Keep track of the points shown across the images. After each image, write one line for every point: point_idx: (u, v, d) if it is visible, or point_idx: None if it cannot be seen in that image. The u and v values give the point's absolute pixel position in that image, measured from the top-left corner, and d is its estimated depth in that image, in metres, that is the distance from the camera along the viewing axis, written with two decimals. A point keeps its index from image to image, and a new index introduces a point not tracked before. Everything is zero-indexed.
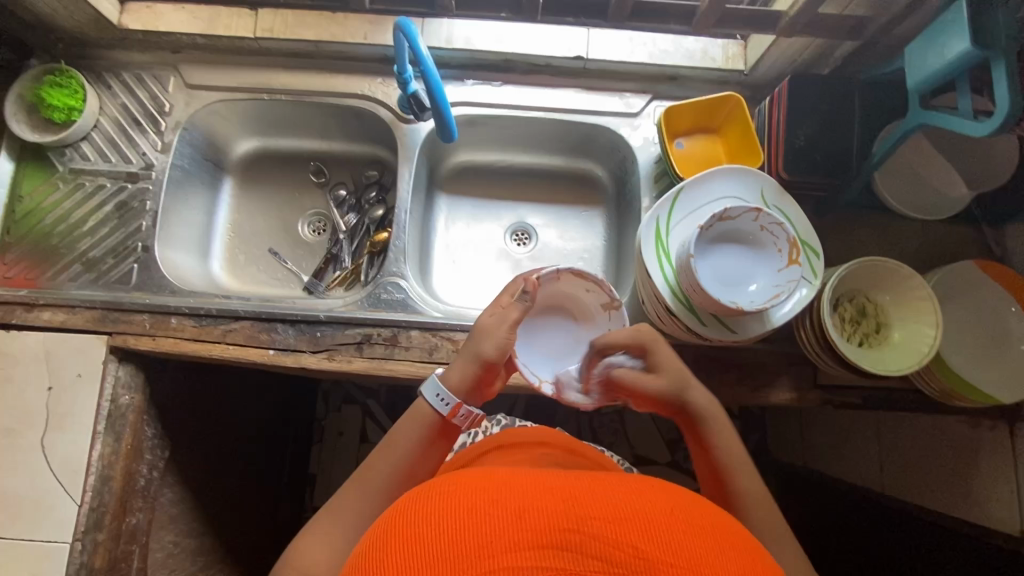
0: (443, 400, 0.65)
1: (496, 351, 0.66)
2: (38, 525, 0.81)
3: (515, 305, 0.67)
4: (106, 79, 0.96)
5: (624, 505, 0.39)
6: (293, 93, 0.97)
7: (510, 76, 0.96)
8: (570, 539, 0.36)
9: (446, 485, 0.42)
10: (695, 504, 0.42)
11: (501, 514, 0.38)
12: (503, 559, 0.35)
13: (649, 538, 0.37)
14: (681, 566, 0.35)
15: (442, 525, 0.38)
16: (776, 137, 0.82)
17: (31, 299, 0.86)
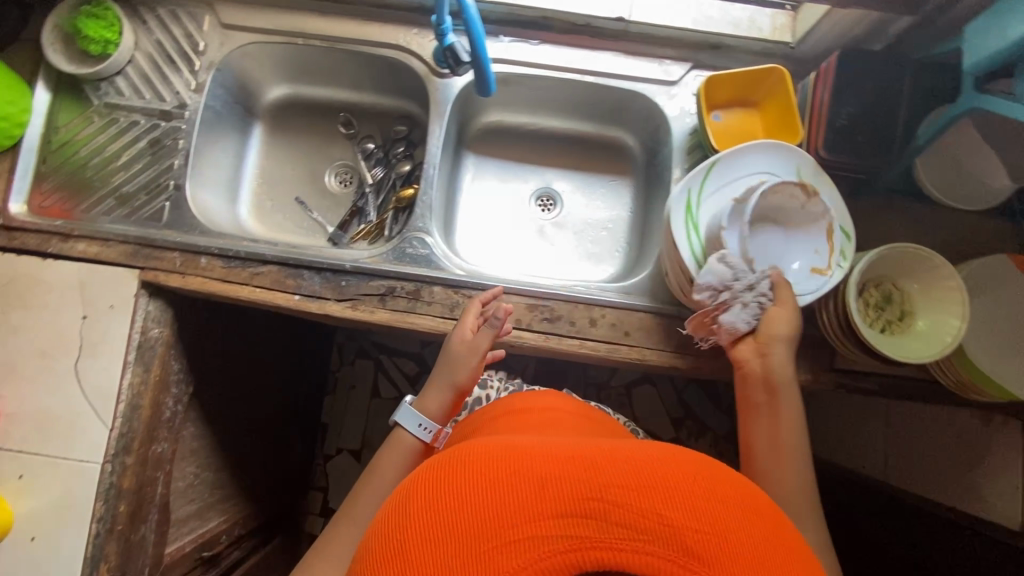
0: (426, 429, 0.81)
1: (468, 379, 0.82)
2: (70, 445, 0.85)
3: (483, 339, 0.81)
4: (141, 13, 0.95)
5: (642, 474, 0.44)
6: (327, 39, 0.95)
7: (549, 34, 0.93)
8: (592, 506, 0.42)
9: (472, 456, 0.49)
10: (710, 472, 0.47)
11: (527, 488, 0.43)
12: (529, 528, 0.41)
13: (668, 505, 0.42)
14: (698, 528, 0.41)
15: (473, 495, 0.44)
16: (818, 113, 0.80)
17: (67, 230, 0.89)
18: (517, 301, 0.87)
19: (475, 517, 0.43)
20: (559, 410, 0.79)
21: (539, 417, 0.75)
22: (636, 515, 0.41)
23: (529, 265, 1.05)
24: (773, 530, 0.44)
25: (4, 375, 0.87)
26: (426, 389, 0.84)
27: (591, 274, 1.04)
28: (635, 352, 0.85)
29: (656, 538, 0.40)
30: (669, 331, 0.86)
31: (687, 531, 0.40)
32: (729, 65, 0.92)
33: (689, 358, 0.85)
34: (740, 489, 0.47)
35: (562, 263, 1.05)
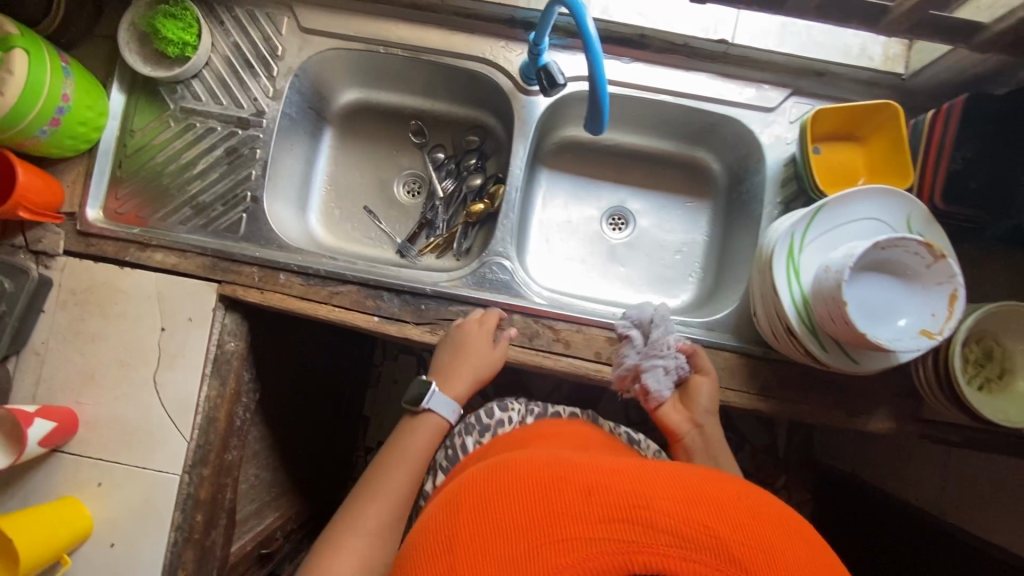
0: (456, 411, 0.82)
1: (489, 373, 0.83)
2: (150, 455, 0.86)
3: (503, 343, 0.83)
4: (218, 12, 0.92)
5: (687, 488, 0.43)
6: (409, 48, 0.92)
7: (643, 53, 0.89)
8: (639, 514, 0.40)
9: (511, 466, 0.48)
10: (755, 496, 0.45)
11: (572, 494, 0.42)
12: (573, 532, 0.40)
13: (716, 517, 0.40)
14: (750, 547, 0.39)
15: (516, 500, 0.43)
16: (934, 160, 0.76)
17: (145, 239, 0.88)
18: (598, 333, 0.85)
19: (520, 520, 0.42)
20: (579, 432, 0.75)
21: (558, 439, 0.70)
22: (682, 523, 0.39)
23: (599, 287, 1.02)
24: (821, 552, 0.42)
25: (83, 382, 0.87)
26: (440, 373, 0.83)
27: (663, 300, 1.01)
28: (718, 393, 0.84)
29: (702, 546, 0.38)
30: (752, 372, 0.85)
31: (732, 542, 0.39)
32: (832, 94, 0.87)
33: (770, 401, 0.84)
34: (789, 512, 0.44)
35: (633, 286, 1.03)
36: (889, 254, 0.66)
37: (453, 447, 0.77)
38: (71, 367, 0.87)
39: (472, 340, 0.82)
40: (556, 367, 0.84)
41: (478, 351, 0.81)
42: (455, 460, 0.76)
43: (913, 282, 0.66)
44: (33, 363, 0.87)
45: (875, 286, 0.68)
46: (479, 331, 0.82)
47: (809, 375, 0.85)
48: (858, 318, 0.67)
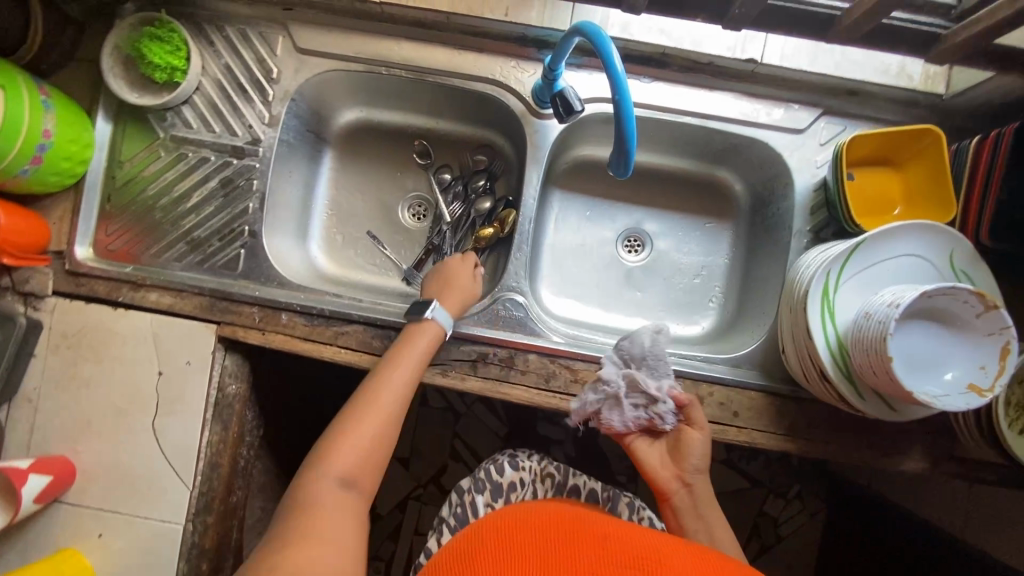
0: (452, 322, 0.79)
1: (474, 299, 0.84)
2: (152, 505, 0.83)
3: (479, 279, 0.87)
4: (208, 32, 0.86)
5: (681, 559, 0.54)
6: (413, 68, 0.86)
7: (664, 72, 0.83)
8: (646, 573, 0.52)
9: (545, 516, 0.64)
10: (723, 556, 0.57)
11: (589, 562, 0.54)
12: None
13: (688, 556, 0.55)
14: None
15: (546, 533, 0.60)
16: (980, 195, 0.71)
17: (138, 278, 0.84)
18: None
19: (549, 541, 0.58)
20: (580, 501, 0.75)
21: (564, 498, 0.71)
22: None
23: (616, 314, 0.98)
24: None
25: (79, 429, 0.83)
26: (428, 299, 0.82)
27: (684, 327, 0.97)
28: (744, 435, 0.80)
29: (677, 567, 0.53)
30: (780, 412, 0.81)
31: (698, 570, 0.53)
32: (867, 114, 0.82)
33: (799, 442, 0.80)
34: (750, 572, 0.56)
35: (652, 313, 0.98)
36: (939, 302, 0.62)
37: (463, 504, 0.74)
38: (66, 414, 0.83)
39: (455, 271, 0.85)
40: (573, 410, 0.80)
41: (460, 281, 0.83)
42: (463, 519, 0.74)
43: (962, 333, 0.63)
44: (26, 411, 0.83)
45: (921, 334, 0.64)
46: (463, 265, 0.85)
47: (840, 413, 0.81)
48: (903, 369, 0.63)
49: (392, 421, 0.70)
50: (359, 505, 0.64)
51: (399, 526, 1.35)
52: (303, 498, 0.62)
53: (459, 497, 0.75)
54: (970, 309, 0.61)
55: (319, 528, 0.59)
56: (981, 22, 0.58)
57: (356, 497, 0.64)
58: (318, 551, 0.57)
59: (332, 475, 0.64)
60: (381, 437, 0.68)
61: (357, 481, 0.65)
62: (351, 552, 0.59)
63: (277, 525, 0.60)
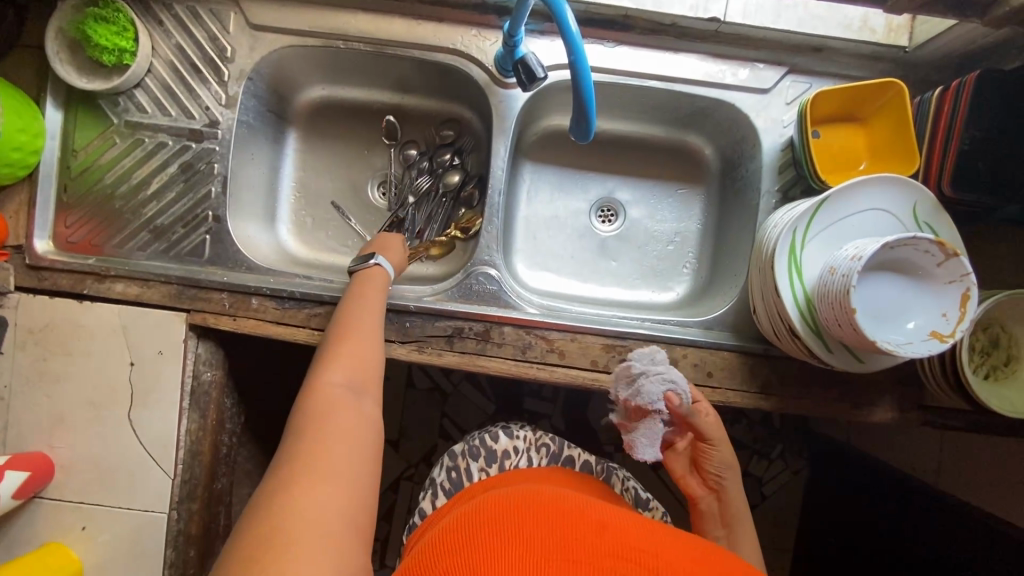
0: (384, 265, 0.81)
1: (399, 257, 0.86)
2: (133, 495, 0.82)
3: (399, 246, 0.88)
4: (156, 12, 0.83)
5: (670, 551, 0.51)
6: (372, 41, 0.84)
7: (628, 35, 0.82)
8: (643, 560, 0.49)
9: (545, 501, 0.57)
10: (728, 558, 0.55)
11: (588, 542, 0.50)
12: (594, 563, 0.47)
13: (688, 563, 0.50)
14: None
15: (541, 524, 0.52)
16: (940, 141, 0.72)
17: (102, 269, 0.82)
18: (593, 341, 0.82)
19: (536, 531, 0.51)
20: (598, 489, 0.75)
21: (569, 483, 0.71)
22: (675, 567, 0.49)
23: (592, 285, 0.98)
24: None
25: (53, 425, 0.82)
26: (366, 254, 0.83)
27: (658, 294, 0.97)
28: (719, 394, 0.81)
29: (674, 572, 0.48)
30: (753, 371, 0.82)
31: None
32: (831, 71, 0.82)
33: (773, 399, 0.82)
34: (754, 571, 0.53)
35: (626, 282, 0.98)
36: (900, 253, 0.63)
37: (457, 469, 0.75)
38: (39, 411, 0.82)
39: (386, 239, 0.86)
40: (550, 379, 0.81)
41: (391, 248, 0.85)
42: (458, 483, 0.75)
43: (922, 282, 0.64)
44: None
45: (883, 284, 0.65)
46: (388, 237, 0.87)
47: (814, 369, 0.83)
48: (866, 320, 0.64)
49: (377, 326, 0.73)
50: (367, 409, 0.62)
51: (392, 506, 1.36)
52: (309, 408, 0.59)
53: (453, 462, 0.76)
54: (931, 258, 0.61)
55: (332, 431, 0.57)
56: None
57: (363, 405, 0.62)
58: (339, 451, 0.55)
59: (336, 384, 0.63)
60: (369, 356, 0.68)
61: (361, 391, 0.64)
62: (368, 455, 0.57)
63: (286, 440, 0.57)
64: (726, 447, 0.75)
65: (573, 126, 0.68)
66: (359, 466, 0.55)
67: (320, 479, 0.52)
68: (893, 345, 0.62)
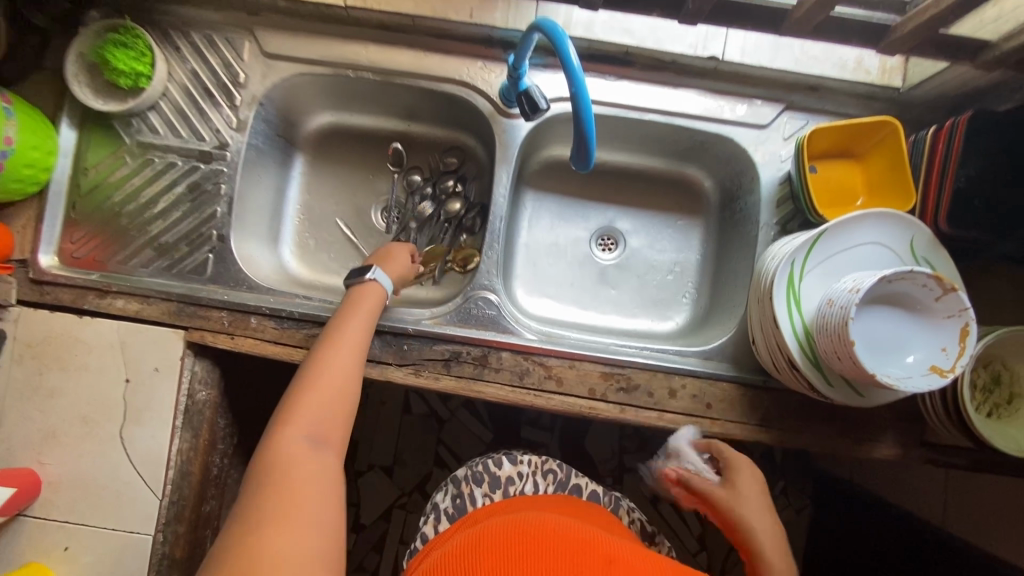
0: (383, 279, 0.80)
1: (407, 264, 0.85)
2: (119, 516, 0.81)
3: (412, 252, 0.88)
4: (173, 38, 0.86)
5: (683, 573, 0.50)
6: (382, 71, 0.87)
7: (629, 70, 0.85)
8: None
9: (545, 531, 0.53)
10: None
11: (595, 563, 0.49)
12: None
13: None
14: None
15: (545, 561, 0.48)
16: (936, 180, 0.73)
17: (104, 285, 0.83)
18: (591, 368, 0.81)
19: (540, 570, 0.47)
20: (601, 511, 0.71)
21: (570, 509, 0.68)
22: None
23: (591, 313, 0.98)
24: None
25: (44, 440, 0.81)
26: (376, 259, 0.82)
27: (657, 324, 0.97)
28: (718, 426, 0.80)
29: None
30: (752, 403, 0.81)
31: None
32: (828, 109, 0.83)
33: (773, 432, 0.81)
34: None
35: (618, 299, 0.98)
36: (898, 287, 0.63)
37: (461, 496, 0.73)
38: (31, 426, 0.81)
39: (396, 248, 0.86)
40: (548, 406, 0.80)
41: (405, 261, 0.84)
42: (463, 511, 0.73)
43: (921, 317, 0.64)
44: None
45: (883, 318, 0.65)
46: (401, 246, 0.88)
47: (815, 403, 0.82)
48: (865, 354, 0.64)
49: (354, 352, 0.69)
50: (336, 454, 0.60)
51: (382, 535, 1.33)
52: (275, 457, 0.57)
53: (457, 488, 0.74)
54: (929, 294, 0.62)
55: (297, 484, 0.55)
56: (926, 12, 0.60)
57: (328, 457, 0.59)
58: (301, 507, 0.53)
59: (305, 428, 0.60)
60: (343, 398, 0.64)
61: (325, 440, 0.61)
62: (333, 504, 0.55)
63: (251, 489, 0.55)
64: (756, 516, 0.69)
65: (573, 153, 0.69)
66: (324, 516, 0.53)
67: (273, 540, 0.50)
68: (894, 380, 0.61)
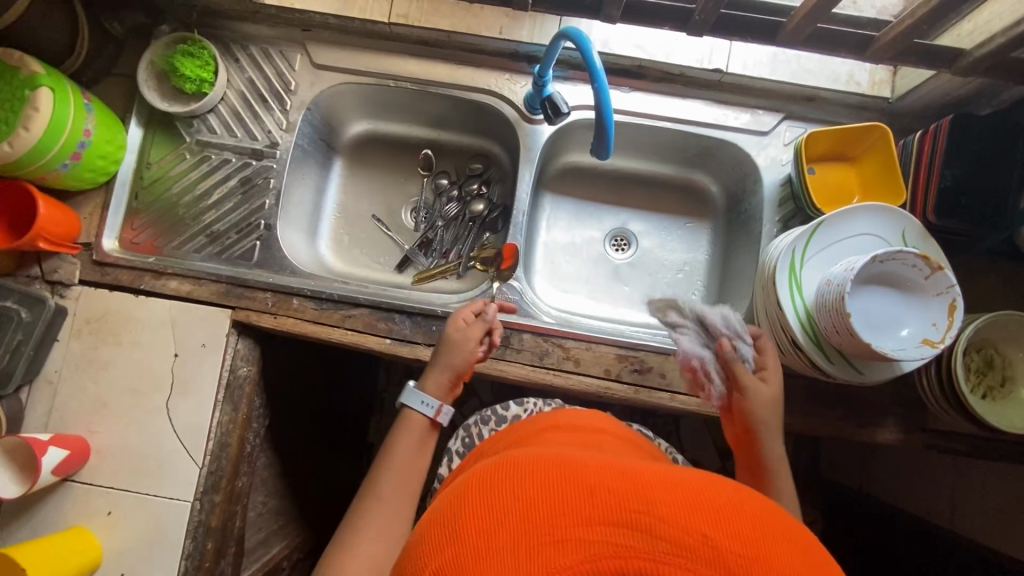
0: (427, 404, 0.73)
1: (465, 362, 0.75)
2: (161, 483, 0.86)
3: (478, 326, 0.77)
4: (233, 51, 0.96)
5: (690, 494, 0.39)
6: (418, 81, 0.96)
7: (641, 82, 0.94)
8: (637, 519, 0.36)
9: (523, 456, 0.44)
10: (774, 508, 0.41)
11: (574, 494, 0.38)
12: (576, 530, 0.36)
13: (721, 529, 0.36)
14: (748, 557, 0.35)
15: (515, 501, 0.39)
16: (925, 177, 0.80)
17: (160, 267, 0.90)
18: (607, 351, 0.87)
19: (509, 514, 0.38)
20: (612, 435, 0.65)
21: (576, 437, 0.61)
22: (680, 530, 0.36)
23: (605, 307, 1.04)
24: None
25: (95, 410, 0.87)
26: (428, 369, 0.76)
27: None
28: None
29: (701, 558, 0.34)
30: None
31: (733, 555, 0.35)
32: (823, 117, 0.92)
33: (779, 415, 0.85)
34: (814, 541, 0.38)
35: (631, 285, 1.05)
36: (891, 267, 0.69)
37: (470, 436, 0.80)
38: (84, 396, 0.87)
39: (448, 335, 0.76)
40: (566, 385, 0.86)
41: (459, 344, 0.75)
42: None
43: (911, 297, 0.70)
44: (45, 392, 0.87)
45: (879, 298, 0.71)
46: (453, 319, 0.78)
47: (818, 387, 0.86)
48: (863, 329, 0.70)
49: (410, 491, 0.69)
50: None
51: None
52: None
53: (466, 431, 0.81)
54: (919, 273, 0.68)
55: None
56: (904, 23, 0.68)
57: None
58: None
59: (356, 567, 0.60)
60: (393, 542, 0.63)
61: None
62: None
63: None
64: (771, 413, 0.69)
65: (592, 144, 0.77)
66: None
67: None
68: (889, 352, 0.67)
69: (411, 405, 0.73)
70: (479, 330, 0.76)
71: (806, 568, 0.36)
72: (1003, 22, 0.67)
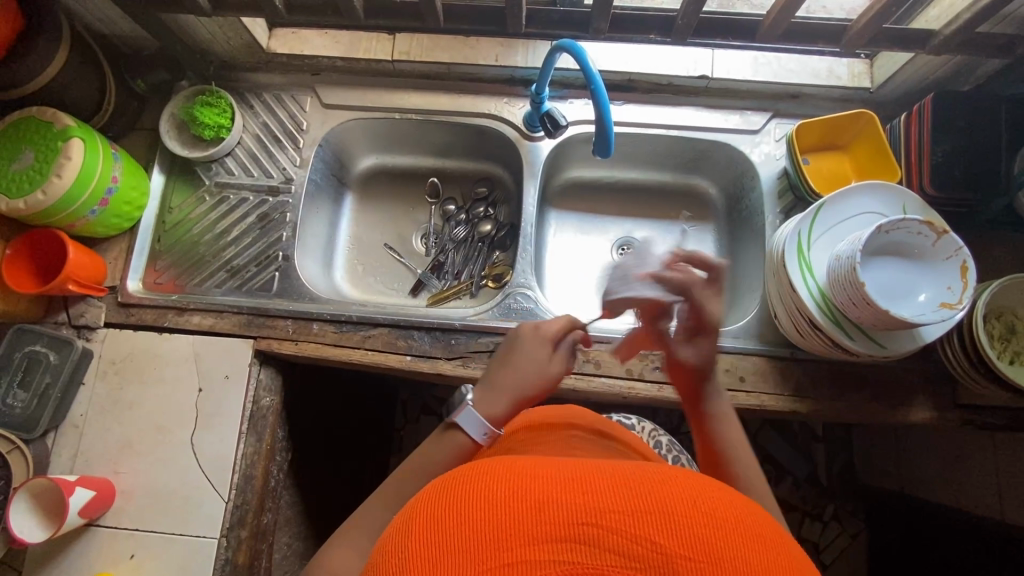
0: (487, 431, 0.61)
1: (542, 391, 0.65)
2: (188, 519, 0.84)
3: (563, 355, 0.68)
4: (248, 99, 1.02)
5: (642, 494, 0.35)
6: (422, 112, 1.02)
7: (633, 95, 0.99)
8: (586, 532, 0.33)
9: (469, 468, 0.39)
10: (729, 494, 0.37)
11: (517, 508, 0.34)
12: (520, 551, 0.33)
13: (672, 530, 0.33)
14: (700, 562, 0.32)
15: (459, 524, 0.35)
16: (917, 154, 0.83)
17: (183, 304, 0.92)
18: None
19: (451, 542, 0.34)
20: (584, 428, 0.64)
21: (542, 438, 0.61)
22: (630, 541, 0.32)
23: None
24: (795, 551, 0.36)
25: (119, 450, 0.87)
26: (491, 386, 0.64)
27: None
28: (753, 398, 0.84)
29: (651, 568, 0.32)
30: (784, 374, 0.86)
31: (682, 560, 0.32)
32: (809, 112, 0.96)
33: (807, 402, 0.84)
34: (776, 533, 0.35)
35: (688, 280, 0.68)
36: (897, 236, 0.70)
37: None
38: (109, 438, 0.87)
39: (533, 354, 0.66)
40: (588, 388, 0.86)
41: (546, 369, 0.65)
42: None
43: (921, 262, 0.71)
44: (71, 437, 0.87)
45: (891, 267, 0.72)
46: (538, 342, 0.67)
47: (843, 371, 0.86)
48: (881, 299, 0.71)
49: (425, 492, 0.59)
50: None
51: None
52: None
53: None
54: (926, 239, 0.69)
55: None
56: (873, 10, 0.74)
57: None
58: None
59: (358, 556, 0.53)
60: None
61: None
62: None
63: None
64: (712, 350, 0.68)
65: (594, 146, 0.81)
66: None
67: None
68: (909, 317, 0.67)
69: (469, 423, 0.60)
70: (559, 364, 0.67)
71: (761, 554, 0.33)
72: (965, 2, 0.73)
